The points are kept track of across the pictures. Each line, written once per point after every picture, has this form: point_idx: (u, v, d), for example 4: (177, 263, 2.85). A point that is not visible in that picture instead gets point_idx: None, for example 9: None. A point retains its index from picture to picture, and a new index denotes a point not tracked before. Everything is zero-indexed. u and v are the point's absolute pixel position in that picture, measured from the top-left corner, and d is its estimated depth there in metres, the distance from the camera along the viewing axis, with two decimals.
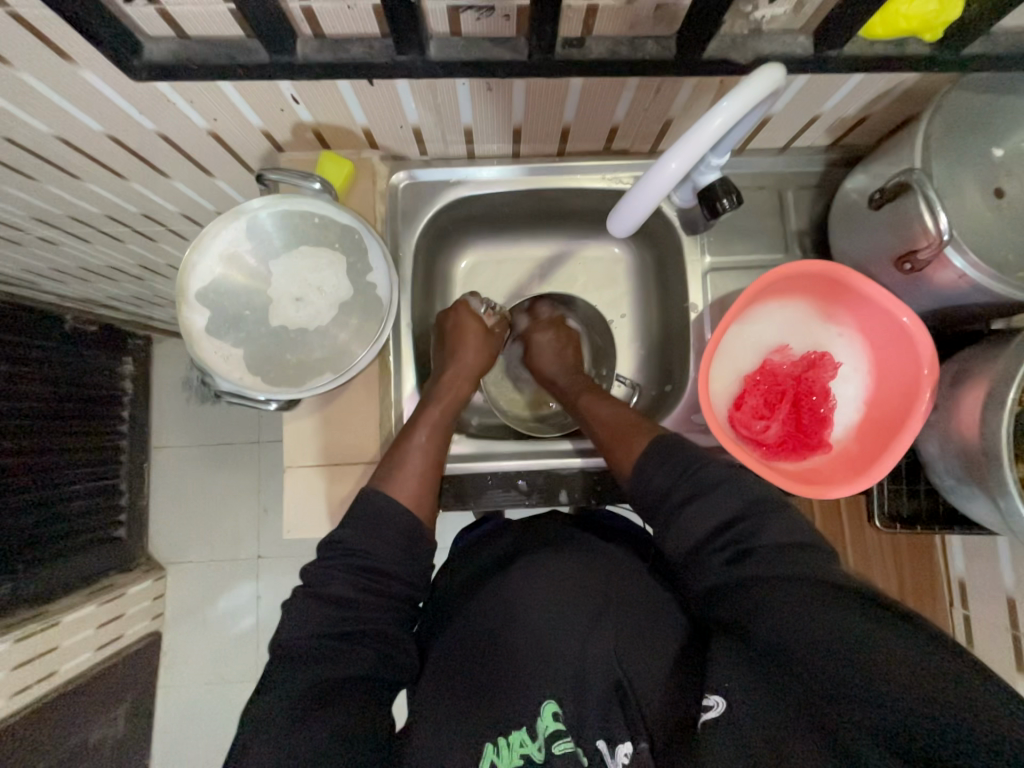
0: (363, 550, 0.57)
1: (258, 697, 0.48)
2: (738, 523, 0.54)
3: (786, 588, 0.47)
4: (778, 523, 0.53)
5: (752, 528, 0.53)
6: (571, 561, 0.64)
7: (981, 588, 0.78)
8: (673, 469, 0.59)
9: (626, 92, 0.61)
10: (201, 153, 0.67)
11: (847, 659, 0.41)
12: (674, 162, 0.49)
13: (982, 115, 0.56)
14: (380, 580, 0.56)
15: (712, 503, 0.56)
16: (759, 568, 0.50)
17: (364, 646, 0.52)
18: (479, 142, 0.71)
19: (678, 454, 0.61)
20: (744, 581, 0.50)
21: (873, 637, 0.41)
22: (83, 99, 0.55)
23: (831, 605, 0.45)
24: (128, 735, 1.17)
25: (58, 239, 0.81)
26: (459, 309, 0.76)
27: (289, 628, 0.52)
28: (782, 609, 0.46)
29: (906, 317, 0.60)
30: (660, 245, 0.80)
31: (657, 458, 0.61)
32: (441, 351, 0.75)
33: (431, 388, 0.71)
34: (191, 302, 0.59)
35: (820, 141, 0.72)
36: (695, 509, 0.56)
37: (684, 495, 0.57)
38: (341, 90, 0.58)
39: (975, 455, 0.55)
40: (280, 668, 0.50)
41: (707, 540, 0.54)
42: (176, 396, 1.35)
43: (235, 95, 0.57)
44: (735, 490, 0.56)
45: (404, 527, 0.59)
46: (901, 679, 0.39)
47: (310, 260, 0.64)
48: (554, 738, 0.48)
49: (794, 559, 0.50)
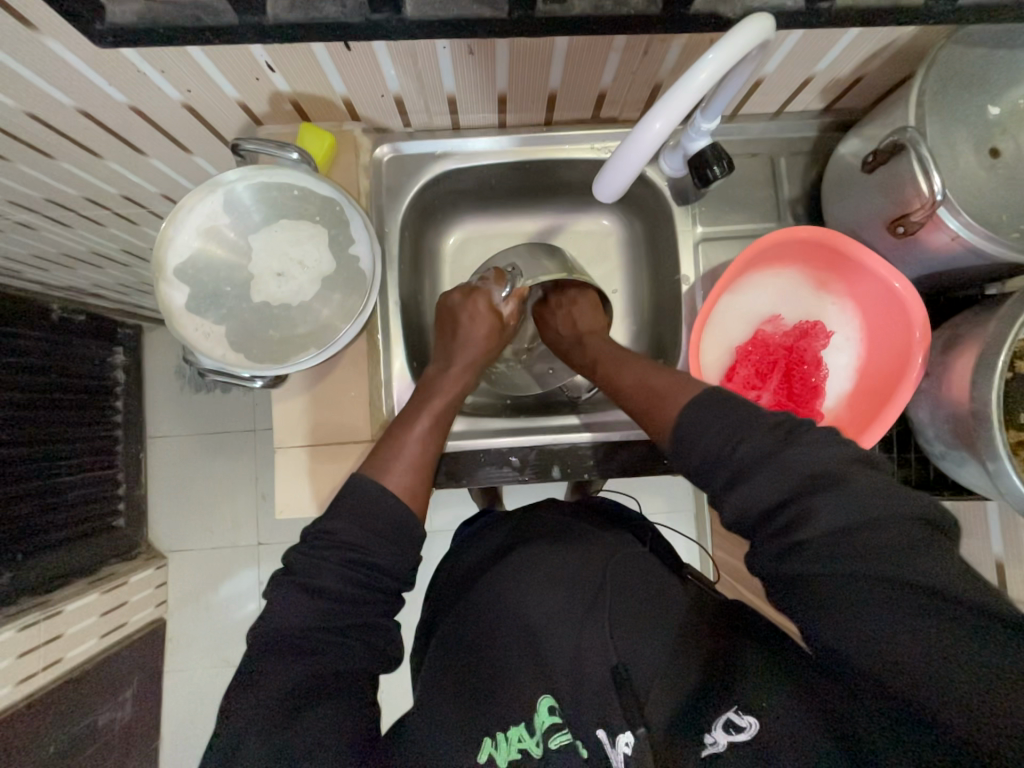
0: (359, 546, 0.52)
1: (238, 688, 0.47)
2: (793, 503, 0.45)
3: (838, 581, 0.42)
4: (840, 499, 0.44)
5: (810, 509, 0.45)
6: (568, 550, 0.64)
7: (971, 552, 0.79)
8: (718, 439, 0.50)
9: (613, 54, 0.59)
10: (176, 126, 0.65)
11: (873, 661, 0.40)
12: (658, 122, 0.48)
13: (977, 70, 0.55)
14: (376, 577, 0.53)
15: (771, 479, 0.47)
16: (813, 563, 0.43)
17: (356, 645, 0.50)
18: (463, 112, 0.69)
19: (720, 414, 0.51)
20: (793, 579, 0.44)
21: (908, 638, 0.39)
22: (48, 69, 0.52)
23: (878, 607, 0.41)
24: (137, 717, 1.19)
25: (38, 225, 0.79)
26: (476, 297, 0.73)
27: (273, 620, 0.49)
28: (822, 608, 0.43)
29: (898, 282, 0.59)
30: (651, 216, 0.79)
31: (703, 418, 0.52)
32: (449, 338, 0.72)
33: (437, 377, 0.69)
34: (169, 278, 0.58)
35: (812, 105, 0.70)
36: (738, 496, 0.48)
37: (733, 473, 0.49)
38: (318, 57, 0.56)
39: (965, 418, 0.55)
40: (264, 660, 0.48)
41: (759, 526, 0.47)
42: (169, 385, 1.34)
43: (206, 64, 0.55)
44: (782, 471, 0.47)
45: (393, 516, 0.55)
46: (927, 680, 0.38)
47: (290, 233, 0.63)
48: (551, 733, 0.49)
49: (853, 543, 0.43)
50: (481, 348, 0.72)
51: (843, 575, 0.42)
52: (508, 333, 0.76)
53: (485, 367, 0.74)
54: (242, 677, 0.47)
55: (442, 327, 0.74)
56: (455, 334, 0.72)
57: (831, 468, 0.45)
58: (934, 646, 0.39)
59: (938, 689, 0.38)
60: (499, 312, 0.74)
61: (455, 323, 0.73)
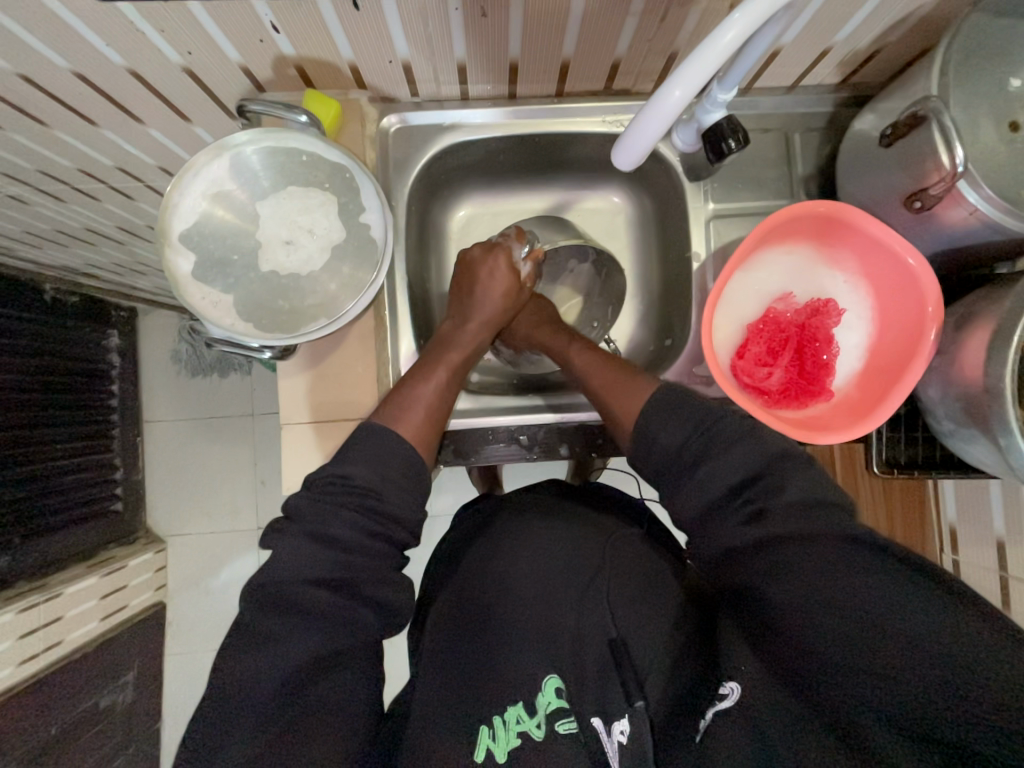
0: (372, 492, 0.52)
1: (236, 653, 0.45)
2: (759, 480, 0.52)
3: (807, 550, 0.46)
4: (800, 479, 0.52)
5: (773, 486, 0.51)
6: (558, 527, 0.64)
7: (972, 532, 0.80)
8: (690, 423, 0.56)
9: (630, 20, 0.57)
10: (175, 93, 0.63)
11: (840, 621, 0.41)
12: (677, 90, 0.47)
13: (1002, 40, 0.53)
14: (388, 525, 0.52)
15: (731, 459, 0.53)
16: (774, 528, 0.49)
17: (363, 608, 0.48)
18: (472, 81, 0.67)
19: (685, 405, 0.58)
20: (763, 544, 0.48)
21: (872, 594, 0.42)
22: (43, 27, 0.50)
23: (846, 567, 0.44)
24: (138, 699, 1.20)
25: (30, 199, 0.77)
26: (496, 254, 0.72)
27: (278, 573, 0.47)
28: (787, 563, 0.46)
29: (912, 257, 0.59)
30: (661, 193, 0.78)
31: (666, 410, 0.58)
32: (464, 294, 0.72)
33: (451, 334, 0.70)
34: (175, 245, 0.57)
35: (828, 79, 0.69)
36: (703, 476, 0.53)
37: (697, 452, 0.55)
38: (325, 19, 0.54)
39: (977, 396, 0.55)
40: (270, 620, 0.46)
41: (725, 501, 0.52)
42: (166, 369, 1.32)
43: (207, 22, 0.53)
44: (751, 450, 0.54)
45: (403, 461, 0.54)
46: (887, 635, 0.40)
47: (298, 201, 0.61)
48: (557, 717, 0.48)
49: (813, 518, 0.48)
50: (498, 306, 0.72)
51: (805, 537, 0.47)
52: (523, 296, 0.75)
53: (497, 330, 0.74)
54: (240, 642, 0.45)
55: (458, 281, 0.74)
56: (473, 291, 0.72)
57: (782, 448, 0.54)
58: (891, 597, 0.41)
59: (899, 641, 0.40)
60: (518, 272, 0.74)
61: (473, 279, 0.72)
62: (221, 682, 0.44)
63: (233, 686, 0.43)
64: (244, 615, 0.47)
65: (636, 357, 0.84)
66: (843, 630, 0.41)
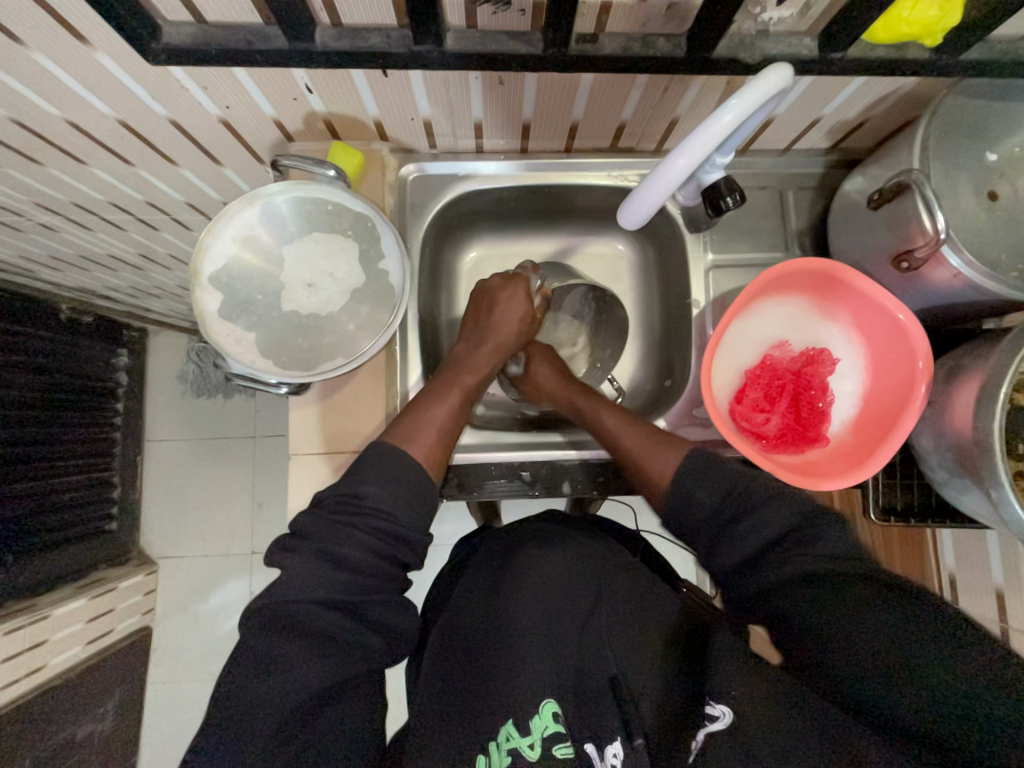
0: (388, 513, 0.52)
1: (242, 674, 0.44)
2: (791, 534, 0.53)
3: (826, 586, 0.48)
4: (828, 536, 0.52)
5: (814, 530, 0.52)
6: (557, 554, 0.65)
7: (970, 581, 0.81)
8: (720, 485, 0.59)
9: (634, 91, 0.62)
10: (211, 140, 0.67)
11: (857, 651, 0.44)
12: (682, 159, 0.51)
13: (978, 118, 0.58)
14: (402, 547, 0.53)
15: (765, 520, 0.54)
16: (803, 569, 0.50)
17: (371, 632, 0.49)
18: (488, 137, 0.72)
19: (714, 472, 0.61)
20: (785, 584, 0.50)
21: (891, 629, 0.44)
22: (96, 80, 0.54)
23: (864, 603, 0.46)
24: (116, 731, 1.16)
25: (60, 227, 0.80)
26: (517, 283, 0.75)
27: (291, 590, 0.47)
28: (803, 603, 0.48)
29: (903, 314, 0.62)
30: (663, 241, 0.82)
31: (704, 478, 0.60)
32: (478, 320, 0.75)
33: (472, 356, 0.72)
34: (204, 285, 0.60)
35: (819, 143, 0.74)
36: (748, 523, 0.55)
37: (732, 513, 0.57)
38: (356, 81, 0.58)
39: (968, 448, 0.57)
40: (270, 641, 0.45)
41: (762, 553, 0.53)
42: (172, 390, 1.34)
43: (247, 82, 0.57)
44: (784, 504, 0.55)
45: (414, 478, 0.56)
46: (909, 676, 0.42)
47: (322, 245, 0.65)
48: (554, 741, 0.47)
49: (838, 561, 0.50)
50: (513, 331, 0.74)
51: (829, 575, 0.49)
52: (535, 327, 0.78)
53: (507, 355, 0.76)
54: (242, 668, 0.44)
55: (477, 306, 0.77)
56: (490, 315, 0.75)
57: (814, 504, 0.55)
58: (917, 635, 0.43)
59: (919, 671, 0.42)
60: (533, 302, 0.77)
61: (491, 302, 0.75)
62: (213, 719, 0.43)
63: (238, 713, 0.42)
64: (250, 637, 0.46)
65: (637, 396, 0.86)
66: (860, 665, 0.44)
